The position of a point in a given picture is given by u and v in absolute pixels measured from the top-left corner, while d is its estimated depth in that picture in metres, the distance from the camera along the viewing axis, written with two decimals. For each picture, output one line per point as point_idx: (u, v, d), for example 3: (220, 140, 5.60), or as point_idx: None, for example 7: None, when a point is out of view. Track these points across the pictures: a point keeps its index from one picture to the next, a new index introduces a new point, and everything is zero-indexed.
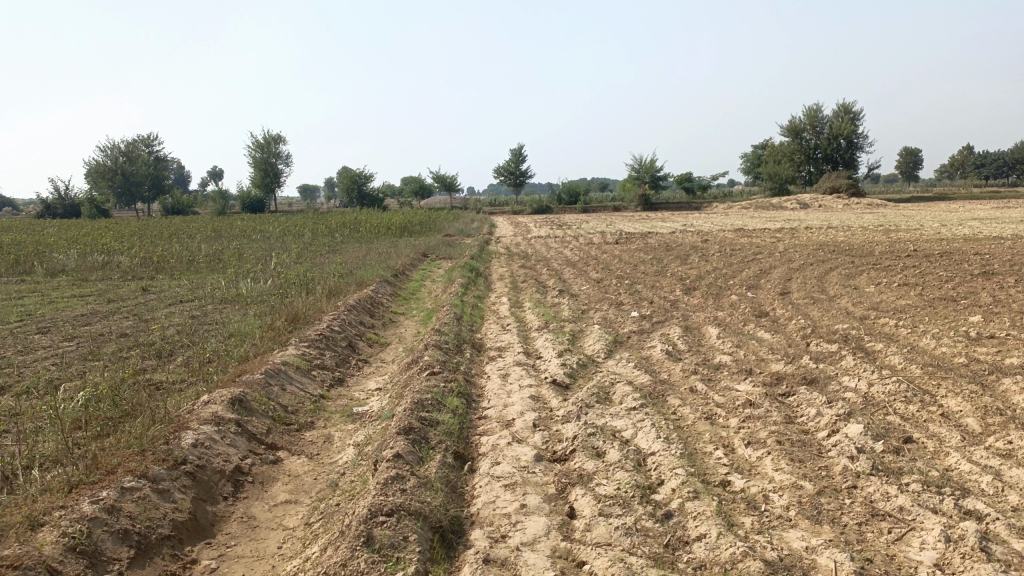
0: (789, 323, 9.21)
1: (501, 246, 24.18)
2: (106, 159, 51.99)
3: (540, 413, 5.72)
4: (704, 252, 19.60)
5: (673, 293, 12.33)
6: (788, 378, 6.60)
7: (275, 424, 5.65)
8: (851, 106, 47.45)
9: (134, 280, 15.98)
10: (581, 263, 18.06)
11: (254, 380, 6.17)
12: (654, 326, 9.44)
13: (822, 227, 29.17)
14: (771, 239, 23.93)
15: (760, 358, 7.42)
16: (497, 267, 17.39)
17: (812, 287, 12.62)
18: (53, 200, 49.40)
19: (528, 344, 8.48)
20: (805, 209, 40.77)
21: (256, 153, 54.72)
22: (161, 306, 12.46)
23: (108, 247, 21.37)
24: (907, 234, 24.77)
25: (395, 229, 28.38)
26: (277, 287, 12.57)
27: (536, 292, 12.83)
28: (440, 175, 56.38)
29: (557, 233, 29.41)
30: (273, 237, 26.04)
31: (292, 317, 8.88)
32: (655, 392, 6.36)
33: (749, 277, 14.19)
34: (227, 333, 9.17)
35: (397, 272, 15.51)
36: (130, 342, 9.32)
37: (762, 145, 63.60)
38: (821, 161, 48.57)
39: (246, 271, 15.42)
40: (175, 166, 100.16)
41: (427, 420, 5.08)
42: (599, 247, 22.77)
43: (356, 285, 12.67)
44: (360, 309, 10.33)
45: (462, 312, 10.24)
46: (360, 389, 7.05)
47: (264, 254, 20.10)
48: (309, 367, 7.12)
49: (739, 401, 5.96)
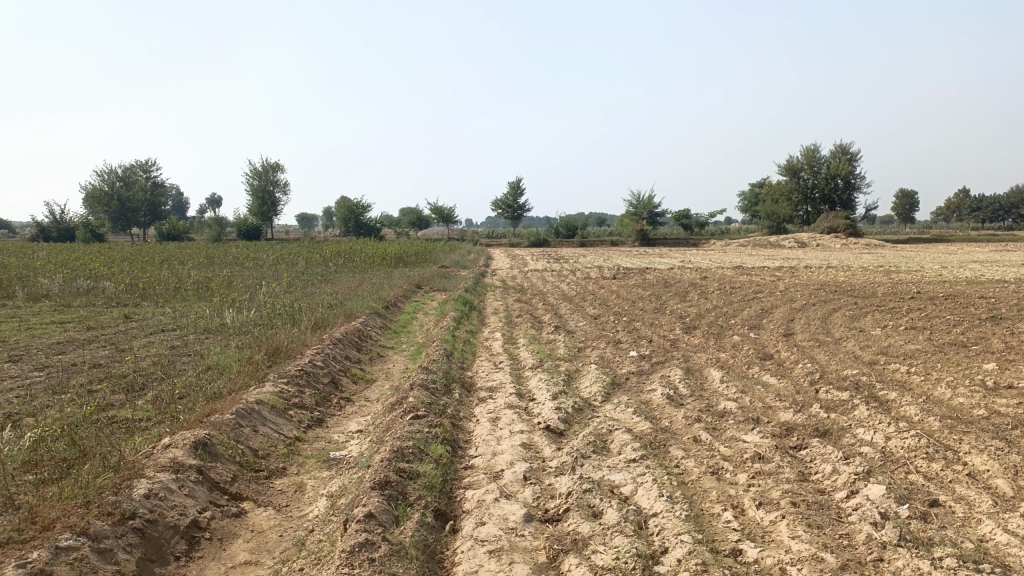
0: (795, 367, 8.79)
1: (497, 279, 23.80)
2: (103, 184, 51.73)
3: (532, 463, 5.26)
4: (703, 289, 19.21)
5: (672, 332, 11.90)
6: (798, 430, 6.15)
7: (241, 471, 5.18)
8: (849, 147, 47.49)
9: (118, 307, 15.50)
10: (578, 298, 17.65)
11: (223, 420, 5.71)
12: (654, 367, 9.00)
13: (821, 267, 28.84)
14: (771, 278, 23.56)
15: (768, 406, 6.96)
16: (492, 301, 16.96)
17: (816, 329, 12.21)
18: (48, 224, 49.10)
19: (521, 385, 8.02)
20: (802, 248, 40.56)
21: (254, 180, 54.54)
22: (141, 335, 12.02)
23: (95, 272, 20.92)
24: (909, 276, 24.43)
25: (389, 260, 27.99)
26: (262, 318, 12.12)
27: (531, 327, 12.40)
28: (438, 206, 56.22)
29: (554, 267, 29.04)
30: (266, 265, 25.64)
31: (273, 350, 8.43)
32: (656, 441, 5.91)
33: (750, 316, 13.79)
34: (204, 367, 8.71)
35: (388, 304, 15.07)
36: (102, 373, 8.85)
37: (761, 183, 63.65)
38: (818, 201, 48.51)
39: (234, 300, 14.97)
40: (173, 193, 100.13)
41: (406, 472, 4.62)
42: (597, 282, 22.37)
43: (345, 317, 12.24)
44: (346, 343, 9.88)
45: (453, 348, 9.79)
46: (339, 432, 6.57)
47: (254, 283, 19.67)
48: (285, 406, 6.65)
49: (746, 454, 5.50)
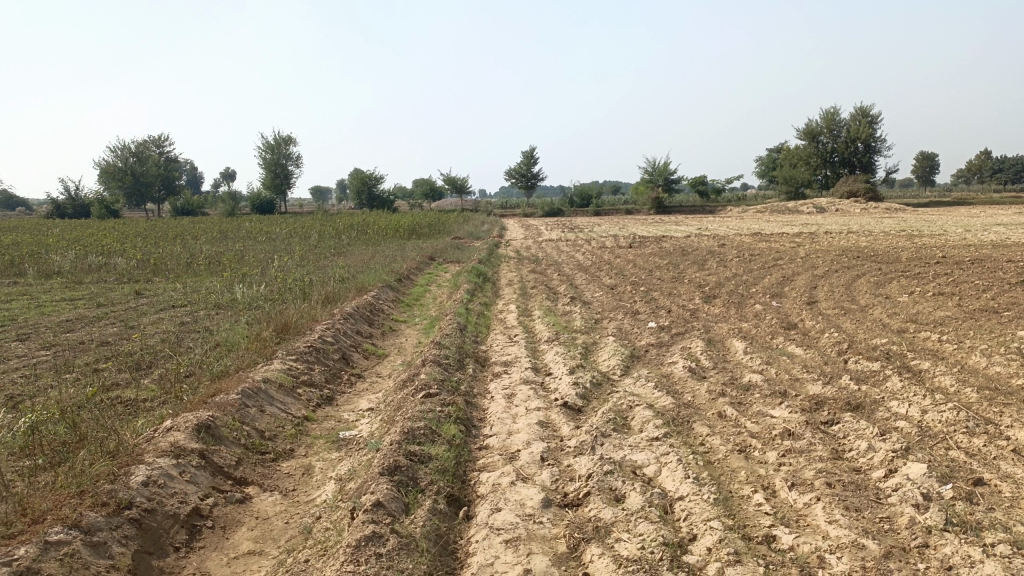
0: (821, 337, 8.45)
1: (511, 249, 23.48)
2: (116, 160, 51.65)
3: (549, 443, 5.01)
4: (721, 257, 18.81)
5: (691, 302, 11.58)
6: (828, 404, 5.85)
7: (247, 454, 4.97)
8: (868, 109, 46.43)
9: (129, 284, 15.36)
10: (594, 268, 17.31)
11: (228, 401, 5.49)
12: (674, 339, 8.70)
13: (842, 233, 28.27)
14: (791, 244, 23.08)
15: (795, 379, 6.66)
16: (506, 272, 16.66)
17: (840, 296, 11.83)
18: (63, 201, 49.16)
19: (537, 359, 7.76)
20: (821, 213, 39.88)
21: (266, 154, 54.25)
22: (152, 311, 11.86)
23: (107, 248, 20.79)
24: (931, 240, 23.87)
25: (402, 231, 27.71)
26: (272, 293, 11.91)
27: (546, 299, 12.12)
28: (451, 177, 55.76)
29: (569, 236, 28.66)
30: (279, 239, 25.44)
31: (282, 326, 8.20)
32: (679, 417, 5.64)
33: (771, 284, 13.43)
34: (212, 345, 8.51)
35: (401, 277, 14.81)
36: (109, 351, 8.69)
37: (778, 147, 62.55)
38: (837, 165, 47.59)
39: (245, 274, 14.79)
40: (187, 167, 100.11)
41: (417, 455, 4.38)
42: (612, 251, 22.01)
43: (357, 291, 11.99)
44: (357, 317, 9.64)
45: (466, 321, 9.54)
46: (350, 410, 6.35)
47: (267, 257, 19.49)
48: (294, 384, 6.43)
49: (775, 431, 5.21)
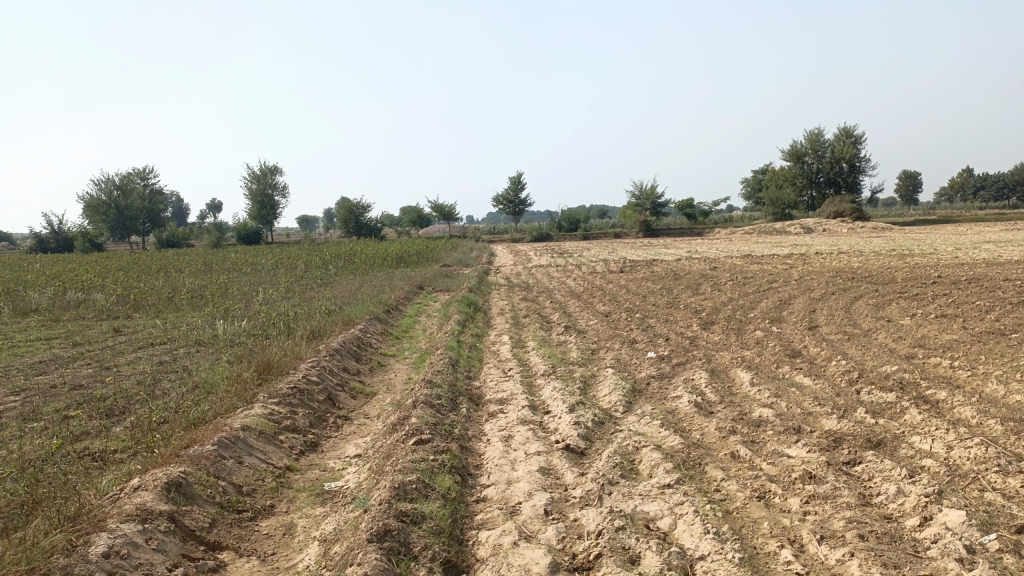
0: (829, 365, 8.10)
1: (501, 277, 23.13)
2: (101, 193, 51.09)
3: (552, 494, 4.61)
4: (715, 281, 18.53)
5: (689, 329, 11.24)
6: (846, 442, 5.48)
7: (222, 514, 4.54)
8: (852, 130, 46.71)
9: (108, 321, 14.86)
10: (586, 294, 16.97)
11: (203, 453, 5.07)
12: (675, 370, 8.34)
13: (832, 254, 28.13)
14: (783, 266, 22.87)
15: (808, 413, 6.30)
16: (497, 300, 16.29)
17: (841, 321, 11.52)
18: (46, 235, 48.52)
19: (534, 395, 7.37)
20: (808, 233, 39.90)
21: (252, 184, 53.89)
22: (130, 350, 11.40)
23: (87, 284, 20.28)
24: (922, 260, 23.76)
25: (390, 260, 27.33)
26: (256, 329, 11.47)
27: (539, 329, 11.74)
28: (438, 204, 55.58)
29: (559, 261, 28.37)
30: (264, 270, 25.02)
31: (263, 365, 7.78)
32: (690, 459, 5.26)
33: (768, 309, 13.12)
34: (191, 388, 8.07)
35: (389, 308, 14.42)
36: (82, 395, 8.23)
37: (764, 169, 62.86)
38: (823, 186, 47.76)
39: (228, 309, 14.33)
40: (173, 200, 99.51)
41: (409, 515, 3.97)
42: (604, 276, 21.70)
43: (343, 324, 11.58)
44: (344, 353, 9.23)
45: (458, 355, 9.15)
46: (335, 457, 5.93)
47: (252, 290, 19.04)
48: (275, 431, 6.01)
49: (795, 475, 4.84)
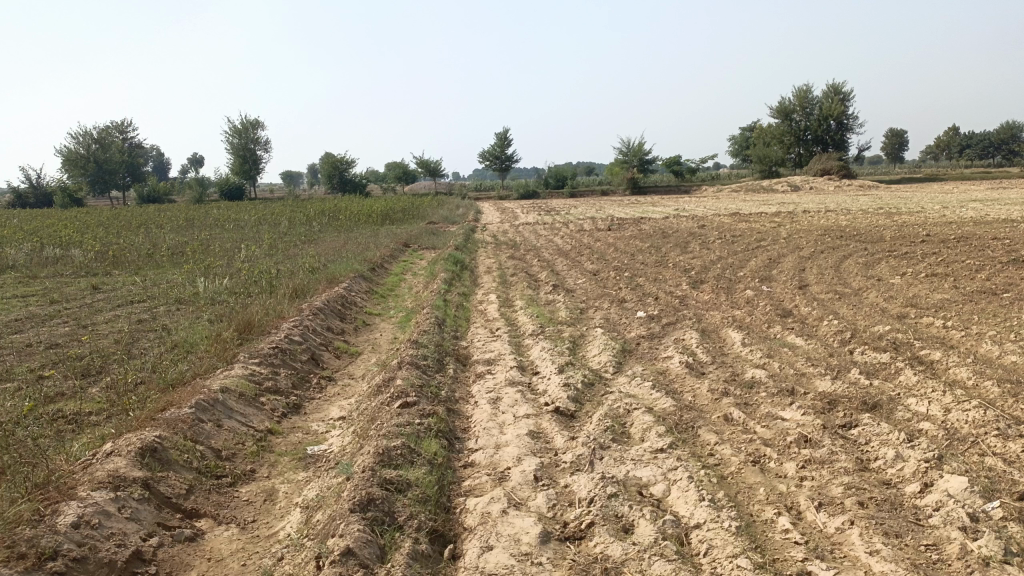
0: (821, 325, 7.99)
1: (488, 234, 22.85)
2: (79, 147, 49.95)
3: (542, 459, 4.47)
4: (704, 239, 18.35)
5: (679, 288, 11.10)
6: (841, 404, 5.37)
7: (200, 480, 4.38)
8: (840, 86, 46.14)
9: (86, 277, 14.52)
10: (574, 252, 16.77)
11: (180, 417, 4.89)
12: (665, 330, 8.20)
13: (820, 212, 27.98)
14: (772, 224, 22.71)
15: (802, 375, 6.19)
16: (484, 258, 16.04)
17: (832, 280, 11.40)
18: (24, 190, 47.52)
19: (523, 355, 7.22)
20: (796, 191, 39.72)
21: (234, 139, 52.89)
22: (108, 308, 11.12)
23: (65, 240, 19.82)
24: (910, 218, 23.68)
25: (375, 217, 26.93)
26: (237, 286, 11.20)
27: (527, 287, 11.56)
28: (424, 160, 54.84)
29: (546, 219, 28.07)
30: (247, 227, 24.59)
31: (244, 324, 7.55)
32: (684, 422, 5.13)
33: (757, 267, 12.98)
34: (170, 348, 7.84)
35: (374, 266, 14.17)
36: (57, 355, 7.99)
37: (752, 126, 62.30)
38: (811, 143, 47.47)
39: (209, 266, 14.03)
40: (154, 154, 97.61)
41: (394, 483, 3.82)
42: (592, 234, 21.48)
43: (327, 281, 11.34)
44: (328, 312, 9.01)
45: (444, 314, 8.97)
46: (319, 420, 5.77)
47: (234, 247, 18.68)
48: (256, 393, 5.83)
49: (790, 438, 4.73)
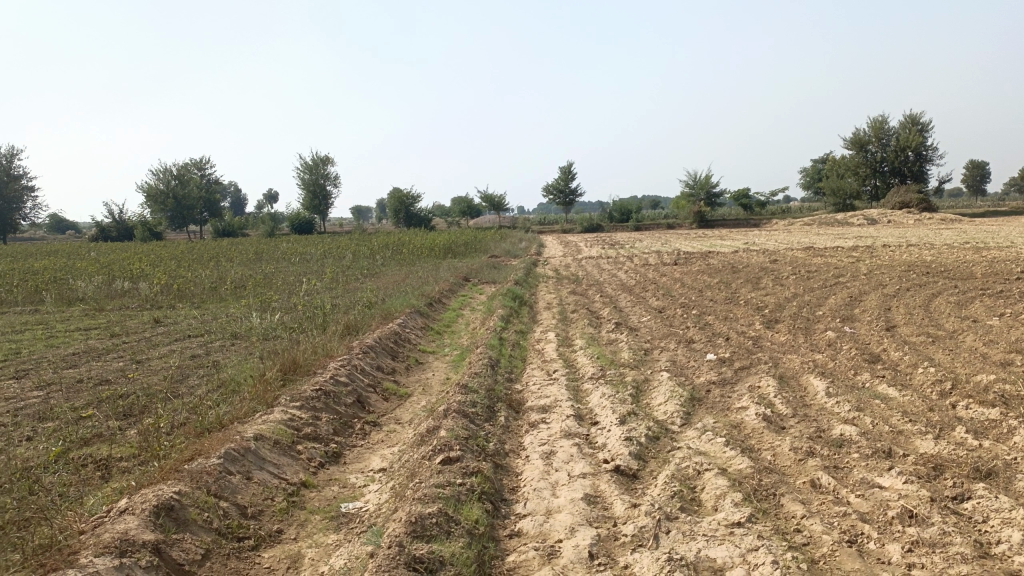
0: (915, 374, 7.19)
1: (550, 268, 22.39)
2: (159, 183, 51.92)
3: (599, 530, 3.92)
4: (776, 275, 17.45)
5: (752, 328, 10.37)
6: (949, 471, 4.64)
7: (218, 543, 3.98)
8: (919, 116, 44.21)
9: (151, 310, 14.64)
10: (639, 288, 16.12)
11: (205, 469, 4.52)
12: (738, 375, 7.54)
13: (901, 246, 26.57)
14: (850, 259, 21.54)
15: (899, 433, 5.46)
16: (545, 294, 15.55)
17: (921, 321, 10.45)
18: (108, 224, 49.55)
19: (582, 401, 6.68)
20: (872, 225, 38.02)
21: (305, 174, 54.16)
22: (165, 343, 11.04)
23: (135, 272, 20.24)
24: (1002, 252, 22.12)
25: (437, 250, 26.80)
26: (292, 322, 10.99)
27: (588, 325, 10.99)
28: (488, 194, 54.97)
29: (610, 253, 27.43)
30: (312, 260, 24.77)
31: (289, 363, 7.23)
32: (763, 487, 4.50)
33: (836, 306, 12.10)
34: (215, 387, 7.58)
35: (432, 301, 13.84)
36: (104, 392, 7.83)
37: (825, 157, 60.37)
38: (888, 175, 45.61)
39: (268, 300, 13.95)
40: (230, 190, 101.18)
41: (424, 562, 3.33)
42: (658, 268, 20.79)
43: (382, 317, 11.04)
44: (379, 351, 8.65)
45: (500, 354, 8.51)
46: (358, 471, 5.32)
47: (296, 280, 18.71)
48: (293, 440, 5.45)
49: (891, 513, 4.05)
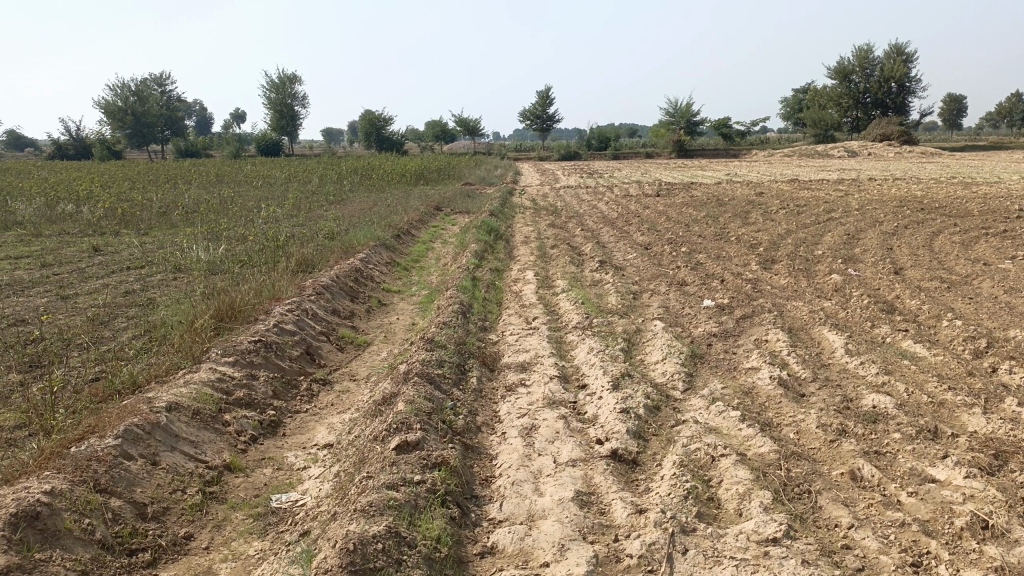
0: (941, 329, 6.38)
1: (526, 197, 21.25)
2: (117, 98, 49.10)
3: (597, 547, 3.05)
4: (765, 209, 16.53)
5: (748, 269, 9.49)
6: (1015, 462, 3.83)
7: (100, 561, 3.04)
8: (905, 46, 42.81)
9: (92, 238, 13.34)
10: (621, 221, 15.13)
11: (95, 455, 3.56)
12: (743, 326, 6.67)
13: (887, 179, 25.70)
14: (838, 193, 20.69)
15: (942, 407, 4.63)
16: (522, 226, 14.50)
17: (930, 264, 9.64)
18: (63, 141, 46.95)
19: (567, 358, 5.77)
20: (853, 157, 37.14)
21: (272, 93, 51.62)
22: (99, 275, 9.89)
23: (82, 195, 18.71)
24: (991, 189, 21.35)
25: (408, 176, 25.43)
26: (242, 254, 9.86)
27: (570, 263, 10.02)
28: (461, 118, 53.00)
29: (589, 183, 26.26)
30: (276, 185, 23.31)
31: (226, 307, 6.19)
32: (794, 481, 3.65)
33: (834, 245, 11.24)
34: (142, 333, 6.54)
35: (400, 232, 12.73)
36: (13, 335, 6.75)
37: (807, 87, 58.86)
38: (870, 106, 44.45)
39: (220, 228, 12.71)
40: (195, 109, 97.14)
41: None
42: (640, 200, 19.79)
43: (342, 249, 9.97)
44: (335, 291, 7.62)
45: (472, 298, 7.56)
46: (298, 448, 4.39)
47: (255, 206, 17.41)
48: (219, 409, 4.49)
49: (961, 522, 3.23)
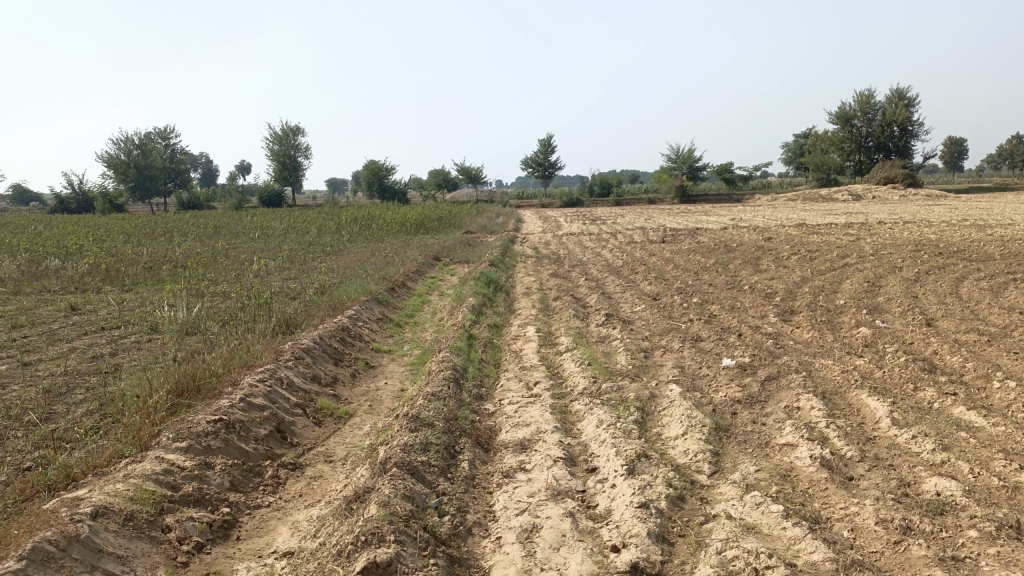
0: (995, 393, 5.64)
1: (528, 246, 20.69)
2: (120, 152, 49.06)
3: None
4: (776, 255, 15.90)
5: (766, 322, 8.80)
6: None
7: None
8: (904, 90, 42.75)
9: (74, 296, 12.69)
10: (626, 270, 14.47)
11: None
12: (770, 390, 5.94)
13: (897, 222, 25.13)
14: (849, 238, 20.09)
15: (1022, 494, 3.89)
16: (523, 276, 13.84)
17: (963, 315, 8.93)
18: (66, 195, 46.88)
19: (573, 433, 5.05)
20: (858, 201, 36.67)
21: (275, 145, 51.64)
22: (71, 337, 9.22)
23: (72, 250, 18.16)
24: (1007, 231, 20.73)
25: (408, 226, 24.96)
26: (223, 313, 9.20)
27: (574, 317, 9.35)
28: (464, 166, 52.93)
29: (592, 229, 25.74)
30: (273, 236, 22.81)
31: (189, 380, 5.51)
32: None
33: (855, 293, 10.54)
34: (96, 408, 5.84)
35: (395, 285, 12.10)
36: None
37: (807, 129, 58.84)
38: (872, 150, 44.18)
39: (207, 283, 12.08)
40: (200, 162, 97.88)
41: None
42: (644, 247, 19.20)
43: (331, 305, 9.33)
44: (316, 355, 6.93)
45: (467, 361, 6.87)
46: (252, 557, 3.67)
47: (248, 259, 16.83)
48: (161, 510, 3.78)
49: None
